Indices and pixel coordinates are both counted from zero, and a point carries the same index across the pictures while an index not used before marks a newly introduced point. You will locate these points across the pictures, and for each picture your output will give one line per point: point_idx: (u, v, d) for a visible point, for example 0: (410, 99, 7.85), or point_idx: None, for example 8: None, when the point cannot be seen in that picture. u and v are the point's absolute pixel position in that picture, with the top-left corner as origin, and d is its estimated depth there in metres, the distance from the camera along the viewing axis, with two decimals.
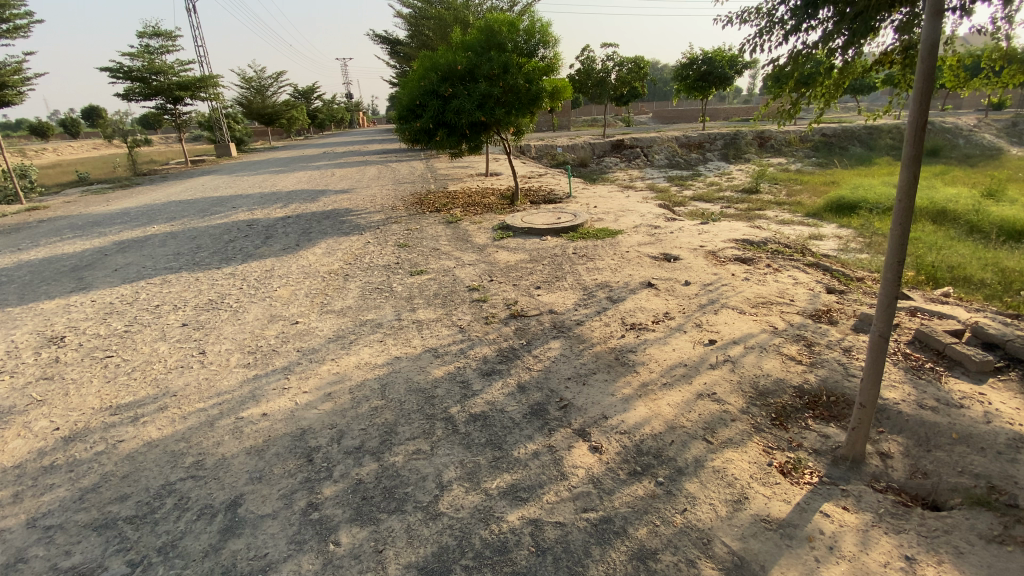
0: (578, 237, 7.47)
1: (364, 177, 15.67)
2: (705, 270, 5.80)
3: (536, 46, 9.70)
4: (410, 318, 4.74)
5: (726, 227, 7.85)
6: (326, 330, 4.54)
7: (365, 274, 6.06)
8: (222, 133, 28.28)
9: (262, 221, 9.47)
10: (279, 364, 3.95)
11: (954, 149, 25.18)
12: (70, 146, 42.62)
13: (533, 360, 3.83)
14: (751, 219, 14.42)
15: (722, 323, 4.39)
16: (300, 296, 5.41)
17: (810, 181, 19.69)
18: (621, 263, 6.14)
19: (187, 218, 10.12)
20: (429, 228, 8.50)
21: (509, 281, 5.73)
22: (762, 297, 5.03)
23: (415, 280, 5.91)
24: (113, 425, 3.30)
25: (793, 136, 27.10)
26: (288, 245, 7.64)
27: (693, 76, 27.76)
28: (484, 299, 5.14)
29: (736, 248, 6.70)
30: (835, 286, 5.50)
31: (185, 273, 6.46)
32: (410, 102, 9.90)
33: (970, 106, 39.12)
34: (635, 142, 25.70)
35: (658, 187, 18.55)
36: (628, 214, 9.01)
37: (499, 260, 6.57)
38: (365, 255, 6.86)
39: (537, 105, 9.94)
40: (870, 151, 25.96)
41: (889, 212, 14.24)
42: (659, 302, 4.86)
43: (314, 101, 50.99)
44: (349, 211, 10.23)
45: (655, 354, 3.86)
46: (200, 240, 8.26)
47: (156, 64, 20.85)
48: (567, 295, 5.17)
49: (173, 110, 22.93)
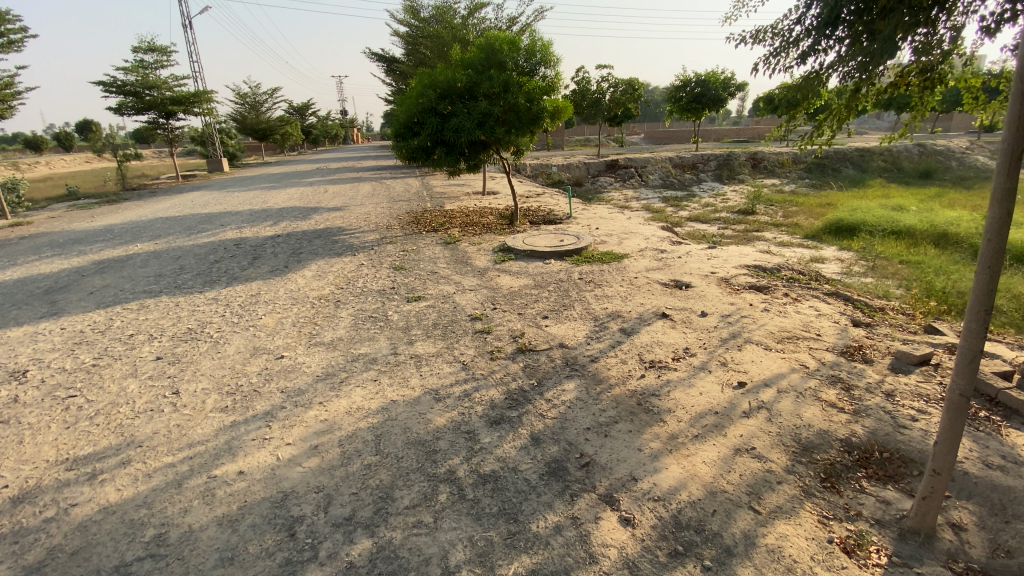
0: (583, 260, 7.13)
1: (358, 194, 15.34)
2: (720, 299, 5.45)
3: (537, 65, 9.45)
4: (408, 352, 4.35)
5: (735, 252, 7.55)
6: (314, 366, 4.12)
7: (358, 301, 5.66)
8: (214, 148, 27.95)
9: (251, 240, 9.06)
10: (260, 408, 3.51)
11: (946, 172, 25.39)
12: (60, 159, 42.11)
13: (545, 405, 3.43)
14: (750, 241, 14.23)
15: (749, 362, 4.02)
16: (287, 325, 5.00)
17: (806, 203, 19.67)
18: (631, 290, 5.79)
19: (173, 236, 9.67)
20: (426, 250, 8.14)
21: (513, 309, 5.34)
22: (786, 331, 4.68)
23: (413, 307, 5.52)
24: (66, 484, 2.82)
25: (786, 157, 27.28)
26: (277, 266, 7.23)
27: (687, 98, 27.96)
28: (488, 330, 4.76)
29: (749, 275, 6.38)
30: (860, 318, 5.18)
31: (165, 297, 6.02)
32: (407, 120, 9.60)
33: (958, 129, 39.78)
34: (629, 163, 25.72)
35: (654, 208, 18.39)
36: (632, 236, 8.71)
37: (501, 285, 6.21)
38: (358, 279, 6.47)
39: (538, 125, 9.71)
40: (863, 173, 26.14)
41: (889, 233, 14.12)
42: (677, 336, 4.48)
43: (308, 117, 50.99)
44: (342, 230, 9.86)
45: (681, 399, 3.48)
46: (184, 260, 7.83)
47: (150, 79, 20.58)
48: (577, 327, 4.79)
49: (166, 124, 22.61)
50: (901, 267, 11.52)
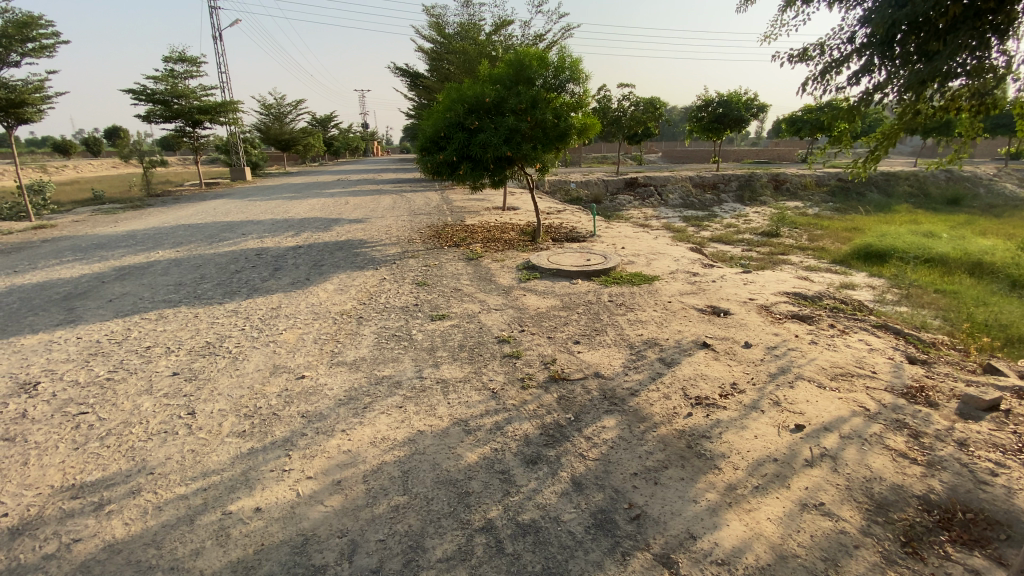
0: (612, 281, 6.87)
1: (379, 206, 15.30)
2: (763, 329, 5.17)
3: (566, 81, 9.29)
4: (434, 375, 4.09)
5: (772, 277, 7.25)
6: (336, 388, 3.89)
7: (380, 317, 5.45)
8: (238, 157, 28.41)
9: (273, 250, 8.97)
10: (280, 434, 3.29)
11: (975, 199, 24.80)
12: (89, 164, 43.14)
13: (586, 444, 3.16)
14: (776, 264, 13.84)
15: (804, 401, 3.73)
16: (308, 341, 4.81)
17: (831, 226, 19.24)
18: (667, 316, 5.52)
19: (194, 244, 9.63)
20: (448, 265, 7.94)
21: (543, 332, 5.09)
22: (839, 368, 4.35)
23: (438, 325, 5.29)
24: (70, 515, 2.61)
25: (809, 180, 26.87)
26: (298, 278, 7.09)
27: (708, 118, 27.78)
28: (518, 353, 4.50)
29: (790, 303, 6.10)
30: (915, 354, 4.82)
31: (184, 308, 5.89)
32: (433, 134, 9.50)
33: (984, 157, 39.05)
34: (649, 181, 25.50)
35: (675, 227, 18.12)
36: (660, 257, 8.43)
37: (528, 305, 5.96)
38: (380, 294, 6.28)
39: (566, 142, 9.52)
40: (888, 197, 25.57)
41: (921, 261, 13.66)
42: (721, 369, 4.22)
43: (330, 129, 51.88)
44: (363, 242, 9.74)
45: (734, 443, 3.20)
46: (205, 269, 7.74)
47: (179, 88, 21.00)
48: (613, 354, 4.53)
49: (192, 133, 23.02)
50: (936, 296, 11.05)
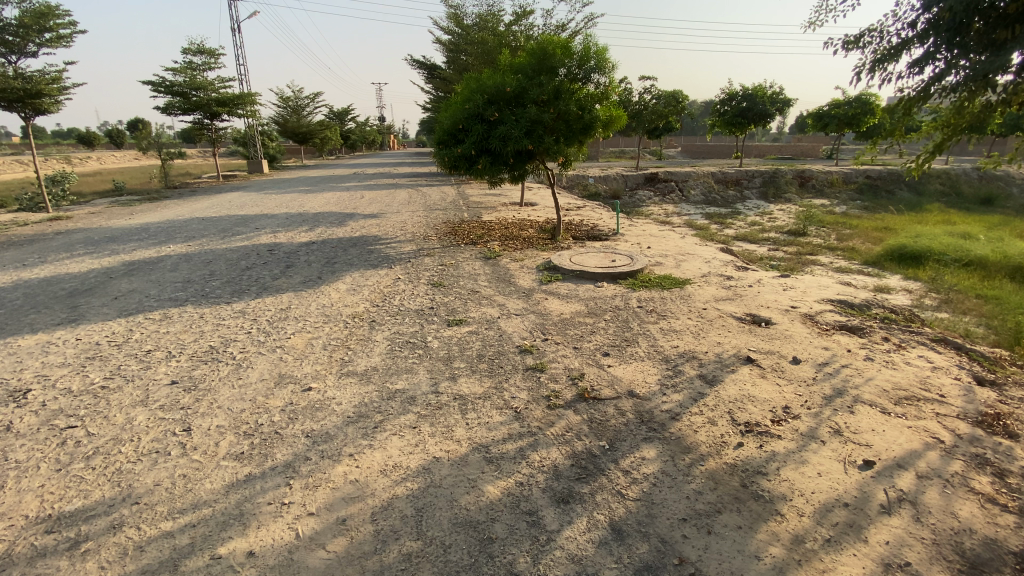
0: (639, 285, 6.44)
1: (394, 201, 15.01)
2: (811, 342, 4.73)
3: (591, 71, 8.84)
4: (451, 389, 3.73)
5: (813, 283, 6.75)
6: (345, 403, 3.55)
7: (394, 321, 5.11)
8: (255, 150, 28.42)
9: (285, 246, 8.70)
10: (281, 457, 2.96)
11: (1011, 199, 23.73)
12: (112, 155, 43.75)
13: (624, 480, 2.78)
14: (805, 265, 13.21)
15: (869, 431, 3.30)
16: (318, 348, 4.48)
17: (861, 225, 18.47)
18: (703, 326, 5.10)
19: (207, 239, 9.43)
20: (465, 264, 7.57)
21: (568, 341, 4.70)
22: (902, 390, 3.89)
23: (456, 331, 4.92)
24: (41, 554, 2.32)
25: (836, 177, 25.97)
26: (309, 277, 6.78)
27: (731, 112, 26.95)
28: (542, 366, 4.11)
29: (836, 312, 5.63)
30: (983, 373, 4.32)
31: (190, 307, 5.62)
32: (451, 126, 9.11)
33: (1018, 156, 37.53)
34: (669, 177, 24.84)
35: (698, 225, 17.52)
36: (689, 258, 7.97)
37: (551, 310, 5.57)
38: (395, 296, 5.95)
39: (589, 135, 9.08)
40: (920, 196, 24.55)
41: (959, 263, 12.97)
42: (770, 390, 3.81)
43: (348, 122, 51.84)
44: (378, 239, 9.42)
45: (795, 482, 2.79)
46: (214, 265, 7.49)
47: (197, 80, 20.95)
48: (648, 369, 4.12)
49: (210, 125, 22.99)
50: (980, 301, 10.39)
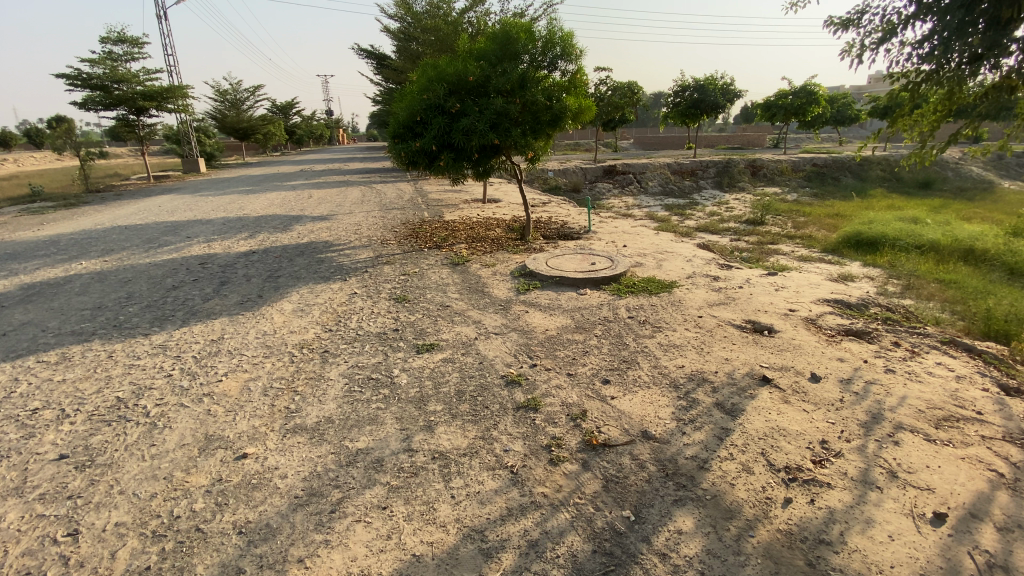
0: (625, 290, 5.88)
1: (346, 201, 13.95)
2: (824, 353, 4.29)
3: (557, 58, 8.22)
4: (428, 445, 3.00)
5: (803, 280, 6.38)
6: (292, 475, 2.77)
7: (351, 350, 4.33)
8: (190, 148, 26.27)
9: (221, 258, 7.65)
10: (202, 572, 2.17)
11: (946, 182, 24.86)
12: (31, 157, 39.83)
13: (664, 570, 2.17)
14: (770, 255, 13.12)
15: (923, 471, 2.84)
16: (258, 394, 3.65)
17: (814, 212, 18.81)
18: (704, 338, 4.58)
19: (127, 252, 8.20)
20: (430, 273, 6.80)
21: (560, 365, 4.07)
22: (938, 409, 3.47)
23: (427, 359, 4.18)
24: None
25: (785, 165, 26.58)
26: (248, 296, 5.83)
27: (684, 104, 27.02)
28: (535, 402, 3.45)
29: (836, 314, 5.24)
30: (1007, 379, 3.98)
31: (98, 343, 4.63)
32: (408, 118, 8.19)
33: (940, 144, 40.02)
34: (627, 169, 24.67)
35: (660, 217, 17.32)
36: (670, 256, 7.51)
37: (533, 325, 4.93)
38: (351, 316, 5.14)
39: (558, 127, 8.48)
40: (863, 182, 25.46)
41: (912, 247, 13.22)
42: (800, 420, 3.31)
43: (292, 116, 49.35)
44: (328, 245, 8.48)
45: (868, 554, 2.25)
46: (134, 285, 6.41)
47: (118, 72, 18.95)
48: (656, 399, 3.53)
49: (137, 121, 20.91)
50: (940, 285, 10.52)
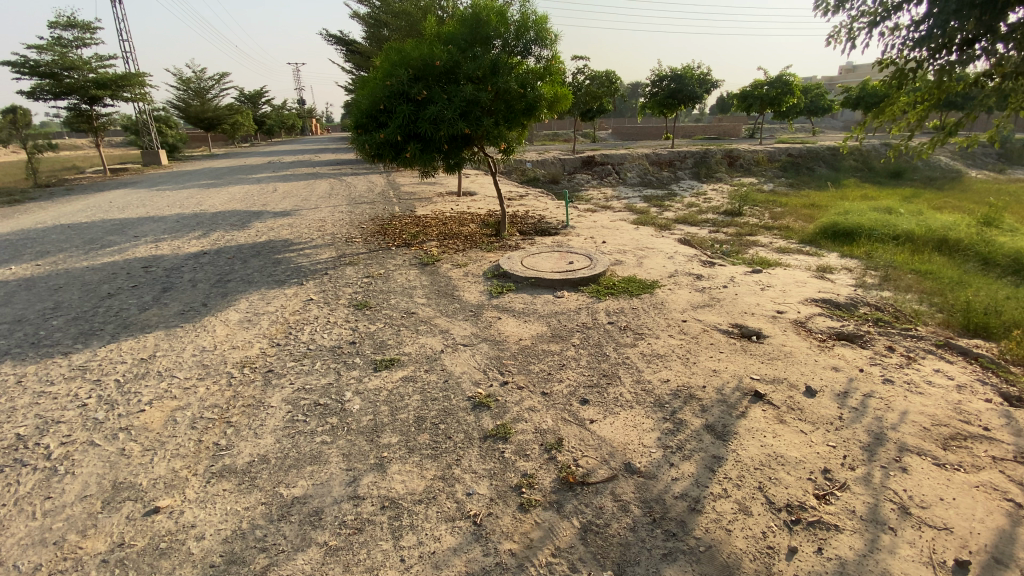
0: (604, 292, 5.51)
1: (312, 195, 13.26)
2: (817, 361, 4.00)
3: (531, 43, 7.77)
4: (378, 489, 2.58)
5: (789, 278, 6.09)
6: (210, 536, 2.33)
7: (299, 369, 3.85)
8: (150, 139, 24.95)
9: (168, 260, 7.02)
10: None
11: (917, 171, 25.18)
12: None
13: None
14: (748, 247, 12.94)
15: (938, 505, 2.53)
16: (184, 428, 3.17)
17: (791, 203, 18.78)
18: (690, 345, 4.23)
19: (64, 254, 7.48)
20: (396, 275, 6.31)
21: (533, 381, 3.67)
22: (944, 427, 3.18)
23: (385, 378, 3.73)
24: None
25: (761, 156, 26.61)
26: (190, 305, 5.27)
27: (661, 93, 26.76)
28: (504, 430, 3.04)
29: (826, 316, 4.96)
30: (1008, 387, 3.73)
31: (7, 365, 4.05)
32: (371, 106, 7.60)
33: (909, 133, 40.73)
34: (605, 159, 24.33)
35: (638, 208, 17.04)
36: (651, 253, 7.16)
37: (504, 334, 4.52)
38: (303, 327, 4.65)
39: (533, 117, 8.05)
40: (837, 172, 25.65)
41: (888, 238, 13.20)
42: (798, 445, 2.99)
43: (261, 106, 47.64)
44: (288, 244, 7.91)
45: None
46: (64, 293, 5.78)
47: (68, 58, 17.71)
48: (640, 422, 3.16)
49: (91, 111, 19.62)
50: (917, 276, 10.44)
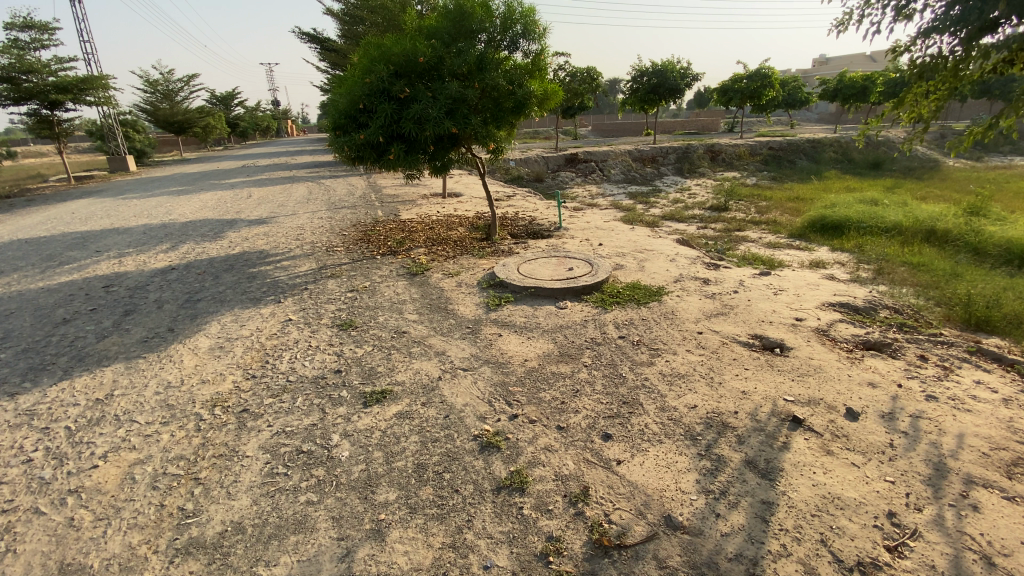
0: (610, 302, 5.13)
1: (289, 200, 12.64)
2: (851, 376, 3.67)
3: (518, 37, 7.37)
4: (378, 566, 2.16)
5: (800, 280, 5.79)
6: None
7: (278, 409, 3.37)
8: (116, 145, 23.87)
9: (132, 277, 6.44)
10: None
11: (895, 162, 25.37)
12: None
13: None
14: (740, 243, 12.72)
15: (1023, 552, 2.21)
16: (143, 489, 2.68)
17: (776, 196, 18.71)
18: (712, 362, 3.87)
19: (17, 274, 6.83)
20: (383, 288, 5.85)
21: (546, 413, 3.26)
22: (1004, 450, 2.88)
23: (377, 416, 3.28)
24: None
25: (743, 150, 26.60)
26: (155, 330, 4.74)
27: (642, 89, 26.51)
28: (521, 479, 2.64)
29: (847, 322, 4.66)
30: None
31: None
32: (349, 106, 7.09)
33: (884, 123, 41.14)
34: (589, 156, 24.01)
35: (625, 205, 16.76)
36: (652, 256, 6.80)
37: (507, 355, 4.10)
38: (282, 355, 4.17)
39: (522, 115, 7.64)
40: (818, 164, 25.77)
41: (877, 230, 13.10)
42: (853, 481, 2.65)
43: (234, 108, 46.23)
44: (264, 255, 7.36)
45: None
46: (12, 319, 5.17)
47: (27, 61, 16.69)
48: (673, 460, 2.78)
49: (52, 117, 18.56)
50: (910, 269, 10.29)
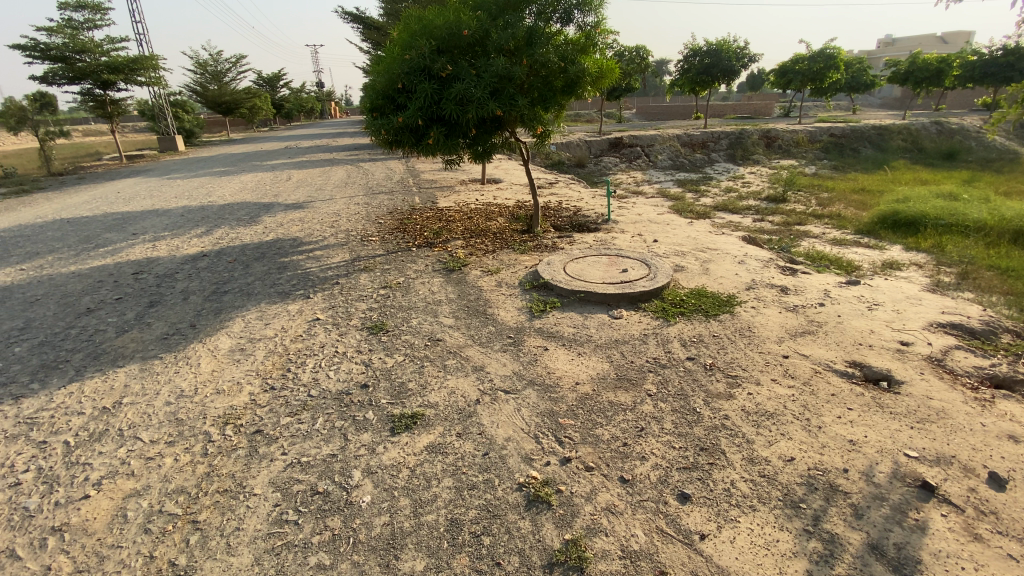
0: (672, 311, 4.49)
1: (327, 183, 12.35)
2: (989, 426, 2.94)
3: (572, 8, 6.64)
4: None
5: (896, 293, 4.96)
6: None
7: (294, 434, 2.93)
8: (166, 125, 24.34)
9: (162, 264, 6.20)
10: None
11: (973, 152, 23.10)
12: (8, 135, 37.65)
13: None
14: (801, 239, 11.64)
15: None
16: (133, 532, 2.30)
17: (838, 187, 17.25)
18: (807, 398, 3.19)
19: (53, 256, 6.73)
20: (417, 285, 5.38)
21: (607, 458, 2.69)
22: None
23: (405, 448, 2.80)
24: None
25: (801, 136, 24.79)
26: (177, 326, 4.42)
27: (694, 69, 24.97)
28: (579, 554, 2.10)
29: (964, 349, 3.88)
30: None
31: None
32: (387, 85, 6.57)
33: (959, 107, 37.55)
34: (634, 141, 22.87)
35: (673, 194, 15.76)
36: (716, 257, 6.06)
37: (554, 375, 3.54)
38: (304, 363, 3.74)
39: (573, 95, 6.96)
40: (884, 153, 23.76)
41: (959, 228, 11.73)
42: None
43: (278, 88, 46.76)
44: (297, 243, 7.02)
45: None
46: (38, 307, 4.98)
47: (79, 40, 17.04)
48: (773, 540, 2.18)
49: (106, 97, 18.96)
50: (1000, 274, 9.05)
